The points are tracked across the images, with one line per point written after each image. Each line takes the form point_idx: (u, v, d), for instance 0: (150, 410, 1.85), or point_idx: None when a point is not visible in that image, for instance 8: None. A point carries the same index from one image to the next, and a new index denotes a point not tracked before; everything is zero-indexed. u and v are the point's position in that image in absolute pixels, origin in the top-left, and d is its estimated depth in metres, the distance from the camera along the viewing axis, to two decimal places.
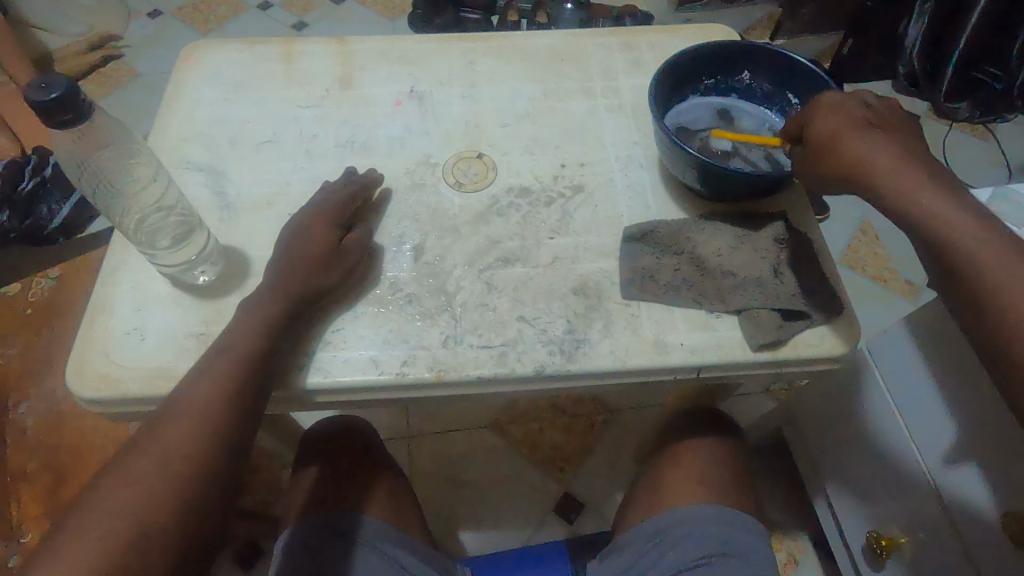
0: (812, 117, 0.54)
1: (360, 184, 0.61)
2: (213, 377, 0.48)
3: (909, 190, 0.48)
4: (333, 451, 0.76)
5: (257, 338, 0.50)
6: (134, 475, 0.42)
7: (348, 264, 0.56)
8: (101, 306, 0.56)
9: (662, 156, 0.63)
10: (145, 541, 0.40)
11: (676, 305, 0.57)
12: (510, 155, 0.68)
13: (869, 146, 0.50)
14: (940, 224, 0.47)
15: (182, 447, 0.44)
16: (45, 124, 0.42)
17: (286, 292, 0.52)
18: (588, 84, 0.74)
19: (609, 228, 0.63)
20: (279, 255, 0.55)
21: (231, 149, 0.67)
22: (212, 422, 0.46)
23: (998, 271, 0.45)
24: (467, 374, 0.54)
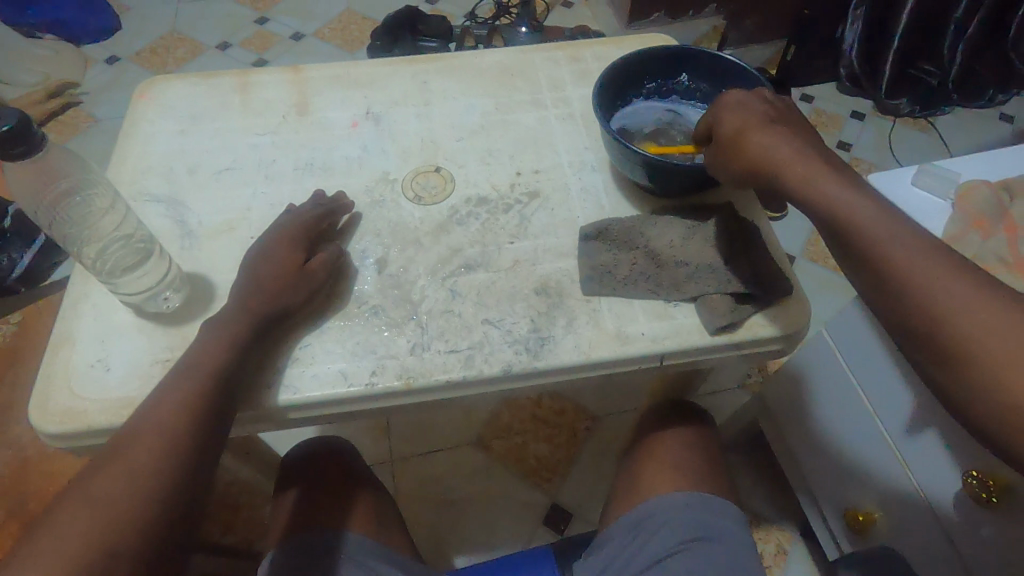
0: (718, 119, 0.58)
1: (330, 208, 0.62)
2: (177, 394, 0.48)
3: (806, 177, 0.51)
4: (312, 472, 0.75)
5: (224, 353, 0.51)
6: (97, 495, 0.43)
7: (313, 284, 0.57)
8: (64, 341, 0.56)
9: (610, 157, 0.65)
10: (111, 560, 0.41)
11: (635, 297, 0.59)
12: (466, 167, 0.70)
13: (769, 139, 0.54)
14: (836, 209, 0.50)
15: (146, 464, 0.45)
16: None
17: (252, 311, 0.53)
18: (537, 96, 0.77)
19: (567, 230, 0.65)
20: (246, 275, 0.56)
21: (189, 179, 0.68)
22: (176, 438, 0.46)
23: (892, 251, 0.47)
24: (435, 379, 0.55)
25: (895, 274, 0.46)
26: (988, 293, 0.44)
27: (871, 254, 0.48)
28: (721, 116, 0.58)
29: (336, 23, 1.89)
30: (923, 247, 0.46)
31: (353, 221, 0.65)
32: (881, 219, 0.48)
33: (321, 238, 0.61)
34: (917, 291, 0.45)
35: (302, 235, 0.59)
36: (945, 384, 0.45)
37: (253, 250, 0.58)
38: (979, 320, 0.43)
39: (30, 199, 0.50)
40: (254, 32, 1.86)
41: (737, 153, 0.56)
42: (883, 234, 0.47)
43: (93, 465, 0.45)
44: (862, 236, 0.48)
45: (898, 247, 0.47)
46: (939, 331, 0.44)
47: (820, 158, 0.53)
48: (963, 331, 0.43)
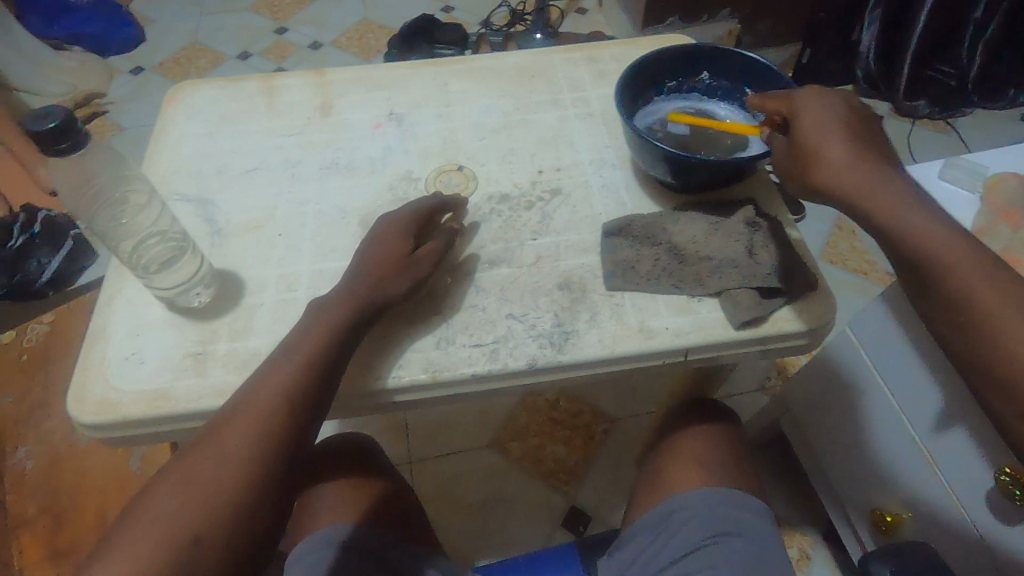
0: (798, 130, 0.56)
1: (440, 199, 0.63)
2: (276, 384, 0.50)
3: (890, 208, 0.51)
4: (340, 466, 0.76)
5: (325, 344, 0.52)
6: (194, 479, 0.45)
7: (420, 273, 0.58)
8: (99, 335, 0.57)
9: (635, 155, 0.66)
10: (193, 548, 0.43)
11: (657, 292, 0.60)
12: (488, 166, 0.71)
13: (847, 164, 0.53)
14: (917, 239, 0.51)
15: (240, 453, 0.47)
16: (43, 152, 0.43)
17: (357, 301, 0.54)
18: (557, 96, 0.78)
19: (589, 226, 0.65)
20: (364, 261, 0.58)
21: (218, 179, 0.69)
22: (272, 429, 0.48)
23: (973, 287, 0.49)
24: (461, 372, 0.56)
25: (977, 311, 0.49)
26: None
27: (949, 289, 0.50)
28: (803, 126, 0.55)
29: (353, 33, 1.92)
30: (998, 283, 0.49)
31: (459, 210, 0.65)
32: (961, 253, 0.50)
33: (432, 226, 0.62)
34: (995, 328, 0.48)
35: (412, 223, 0.60)
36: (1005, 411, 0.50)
37: (372, 234, 0.60)
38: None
39: (75, 195, 0.52)
40: (273, 42, 1.90)
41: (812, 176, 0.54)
42: (962, 269, 0.50)
43: (199, 441, 0.48)
44: (942, 269, 0.50)
45: (979, 284, 0.49)
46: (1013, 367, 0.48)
47: (901, 183, 0.52)
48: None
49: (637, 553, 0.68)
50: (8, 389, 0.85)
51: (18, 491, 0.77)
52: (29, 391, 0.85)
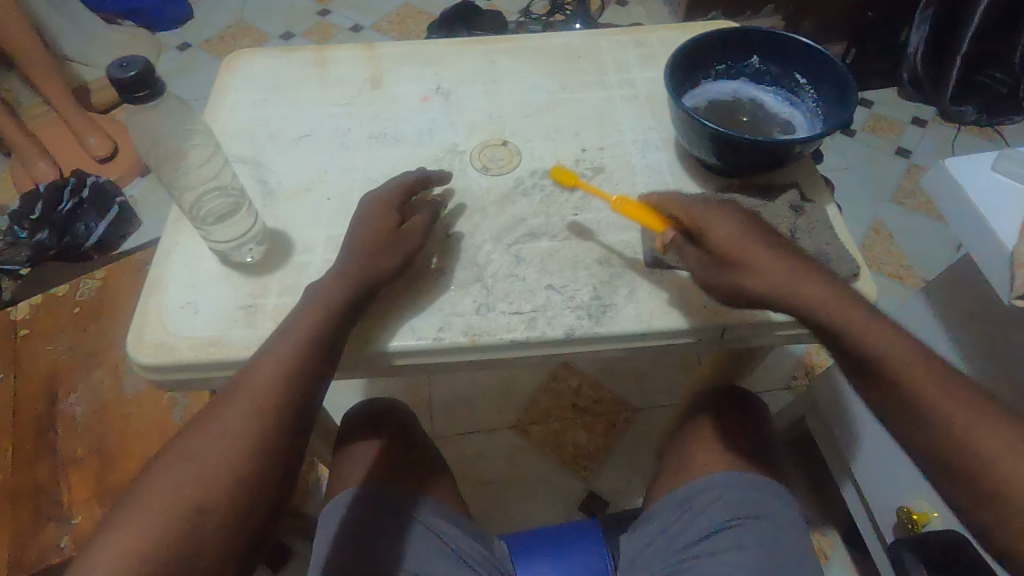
0: (704, 225, 0.52)
1: (424, 174, 0.64)
2: (274, 359, 0.51)
3: (823, 305, 0.48)
4: (376, 428, 0.78)
5: (319, 319, 0.53)
6: (193, 455, 0.47)
7: (413, 243, 0.59)
8: (156, 283, 0.60)
9: (683, 136, 0.65)
10: (198, 516, 0.45)
11: None
12: (532, 142, 0.72)
13: (767, 262, 0.49)
14: (854, 332, 0.48)
15: (237, 428, 0.48)
16: (122, 100, 0.46)
17: (353, 277, 0.55)
18: (603, 77, 0.78)
19: (631, 204, 0.66)
20: (350, 237, 0.58)
21: (271, 143, 0.72)
22: (269, 406, 0.49)
23: (914, 377, 0.46)
24: (499, 338, 0.57)
25: (928, 402, 0.46)
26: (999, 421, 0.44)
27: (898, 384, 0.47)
28: (699, 220, 0.52)
29: (394, 17, 1.95)
30: (933, 370, 0.47)
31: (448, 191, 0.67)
32: (897, 340, 0.47)
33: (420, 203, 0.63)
34: (944, 415, 0.45)
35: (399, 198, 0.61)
36: (967, 502, 0.45)
37: (354, 217, 0.60)
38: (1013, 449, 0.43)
39: (152, 145, 0.57)
40: (316, 24, 1.93)
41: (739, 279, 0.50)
42: (904, 361, 0.47)
43: (199, 420, 0.50)
44: (887, 363, 0.47)
45: (920, 370, 0.46)
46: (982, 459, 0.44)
47: (820, 275, 0.49)
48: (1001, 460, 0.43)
49: (656, 531, 0.69)
50: (62, 338, 0.89)
51: (68, 434, 0.81)
52: (81, 341, 0.88)
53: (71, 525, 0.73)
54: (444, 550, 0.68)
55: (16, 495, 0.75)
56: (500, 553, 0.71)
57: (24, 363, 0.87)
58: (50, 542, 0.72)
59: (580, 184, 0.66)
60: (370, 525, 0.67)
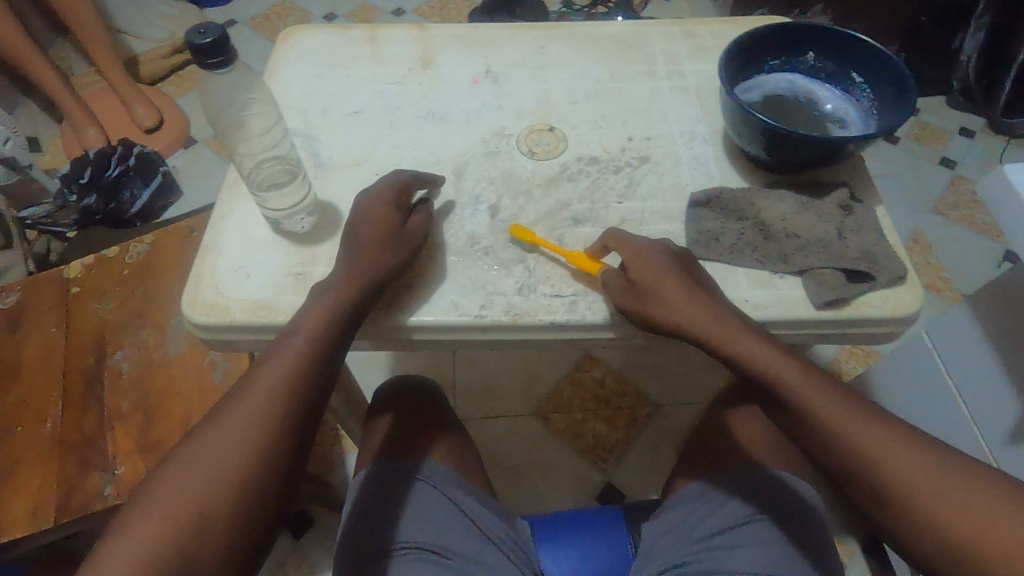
0: (644, 279, 0.56)
1: (420, 175, 0.63)
2: (280, 363, 0.53)
3: (753, 361, 0.53)
4: (399, 401, 0.78)
5: (323, 324, 0.54)
6: (203, 460, 0.50)
7: (414, 242, 0.59)
8: (210, 247, 0.62)
9: (734, 129, 0.65)
10: (201, 521, 0.47)
11: (740, 265, 0.60)
12: (578, 129, 0.72)
13: (698, 322, 0.54)
14: (783, 386, 0.52)
15: (244, 432, 0.50)
16: (196, 65, 0.48)
17: (356, 279, 0.55)
18: (652, 68, 0.78)
19: (675, 195, 0.66)
20: (351, 236, 0.58)
21: (323, 117, 0.73)
22: (274, 411, 0.51)
23: (840, 421, 0.51)
24: (540, 319, 0.58)
25: (854, 442, 0.50)
26: (912, 452, 0.49)
27: (828, 431, 0.51)
28: (641, 277, 0.56)
29: (437, 3, 1.95)
30: (854, 412, 0.51)
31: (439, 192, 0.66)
32: (818, 387, 0.52)
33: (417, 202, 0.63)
34: (871, 454, 0.49)
35: (401, 197, 0.60)
36: (897, 531, 0.49)
37: (352, 216, 0.60)
38: (929, 477, 0.48)
39: (216, 109, 0.58)
40: (359, 6, 1.95)
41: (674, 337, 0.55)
42: (828, 406, 0.51)
43: (205, 424, 0.52)
44: (814, 411, 0.51)
45: (845, 413, 0.51)
46: (908, 491, 0.48)
47: (747, 329, 0.54)
48: (921, 489, 0.48)
49: (671, 521, 0.69)
50: (111, 297, 0.92)
51: (113, 389, 0.84)
52: (129, 301, 0.92)
53: (115, 476, 0.77)
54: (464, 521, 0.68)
55: (64, 443, 0.79)
56: (522, 533, 0.71)
57: (75, 318, 0.90)
58: (95, 490, 0.76)
59: (538, 242, 0.62)
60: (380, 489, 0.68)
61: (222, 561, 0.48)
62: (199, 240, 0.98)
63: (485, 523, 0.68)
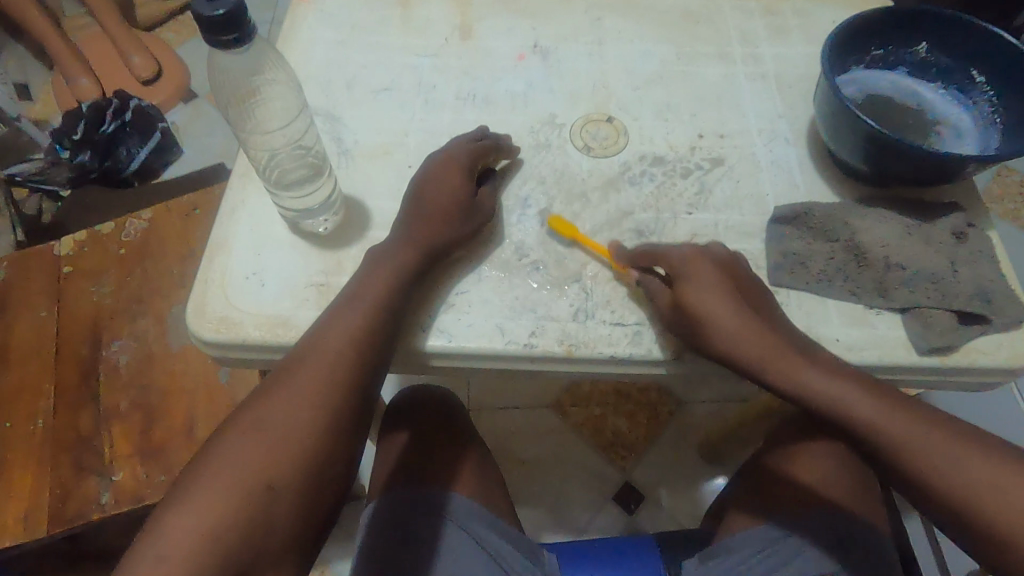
0: (672, 258, 0.51)
1: (497, 144, 0.58)
2: (344, 328, 0.47)
3: (755, 346, 0.48)
4: (416, 417, 0.70)
5: (389, 289, 0.49)
6: (255, 426, 0.43)
7: (482, 217, 0.54)
8: (219, 247, 0.54)
9: (828, 132, 0.56)
10: (270, 492, 0.41)
11: (830, 296, 0.52)
12: (641, 120, 0.63)
13: (732, 314, 0.48)
14: (785, 373, 0.47)
15: (304, 402, 0.44)
16: (207, 43, 0.39)
17: (422, 242, 0.51)
18: (725, 49, 0.67)
19: (754, 207, 0.57)
20: (409, 201, 0.54)
21: (347, 94, 0.64)
22: (340, 381, 0.45)
23: (844, 400, 0.46)
24: (599, 352, 0.50)
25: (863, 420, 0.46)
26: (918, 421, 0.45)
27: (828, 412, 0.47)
28: (667, 256, 0.51)
29: None
30: (856, 387, 0.46)
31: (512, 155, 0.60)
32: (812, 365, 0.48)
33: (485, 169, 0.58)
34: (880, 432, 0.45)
35: (472, 159, 0.56)
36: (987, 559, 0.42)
37: (413, 180, 0.56)
38: (942, 448, 0.43)
39: (226, 90, 0.47)
40: None
41: (705, 340, 0.48)
42: (830, 385, 0.47)
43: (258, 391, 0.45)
44: (816, 394, 0.47)
45: (844, 390, 0.46)
46: (917, 465, 0.44)
47: (746, 310, 0.49)
48: (935, 462, 0.43)
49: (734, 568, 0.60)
50: (107, 279, 0.84)
51: (109, 384, 0.77)
52: (126, 285, 0.84)
53: (112, 482, 0.71)
54: (481, 557, 0.58)
55: (56, 442, 0.73)
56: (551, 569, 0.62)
57: (67, 301, 0.82)
58: (90, 497, 0.70)
59: (578, 238, 0.55)
60: (393, 522, 0.59)
61: (291, 537, 0.42)
62: (202, 218, 0.89)
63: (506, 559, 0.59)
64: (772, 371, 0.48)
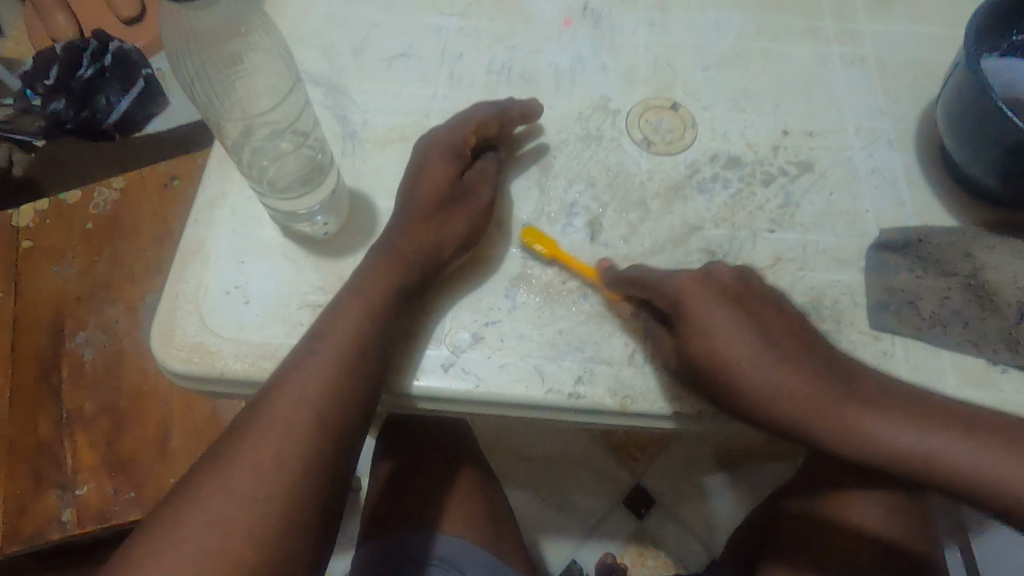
0: (667, 291, 0.41)
1: (500, 105, 0.47)
2: (304, 384, 0.37)
3: (707, 347, 0.39)
4: (407, 446, 0.59)
5: (367, 323, 0.39)
6: (187, 528, 0.33)
7: (481, 202, 0.45)
8: (193, 252, 0.44)
9: (956, 138, 0.45)
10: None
11: (943, 346, 0.43)
12: (713, 109, 0.51)
13: (750, 350, 0.39)
14: (821, 419, 0.37)
15: (252, 488, 0.34)
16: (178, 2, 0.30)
17: (414, 257, 0.42)
18: (817, 22, 0.55)
19: (850, 227, 0.47)
20: (403, 203, 0.45)
21: (354, 60, 0.52)
22: (301, 451, 0.35)
23: (890, 438, 0.36)
24: (661, 406, 0.41)
25: (912, 459, 0.35)
26: (914, 413, 0.36)
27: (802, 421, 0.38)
28: (662, 284, 0.41)
29: None
30: (821, 383, 0.38)
31: (533, 134, 0.50)
32: (763, 356, 0.39)
33: (485, 146, 0.47)
34: (875, 436, 0.36)
35: (464, 139, 0.45)
36: None
37: (405, 175, 0.46)
38: (1011, 468, 0.33)
39: (196, 57, 0.37)
40: None
41: (723, 384, 0.39)
42: (875, 423, 0.36)
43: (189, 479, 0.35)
44: (856, 437, 0.37)
45: (887, 426, 0.36)
46: (994, 496, 0.34)
47: (737, 324, 0.39)
48: (916, 447, 0.35)
49: None
50: (72, 260, 0.74)
51: (74, 382, 0.68)
52: (94, 267, 0.73)
53: (76, 497, 0.63)
54: None
55: (13, 449, 0.65)
56: None
57: (27, 283, 0.72)
58: (52, 514, 0.62)
59: (555, 253, 0.45)
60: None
61: None
62: (181, 192, 0.77)
63: None
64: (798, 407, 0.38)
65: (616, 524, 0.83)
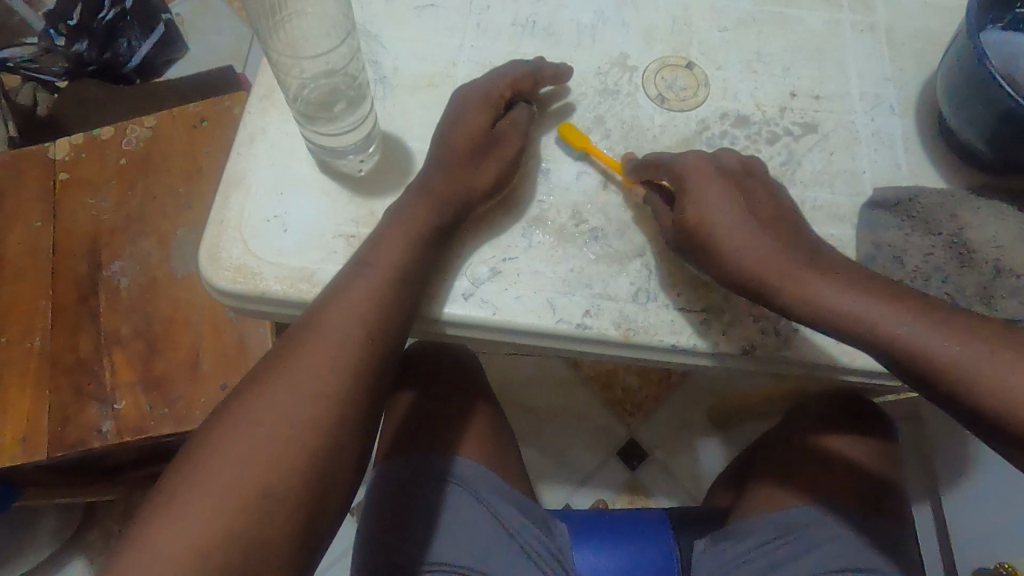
0: (676, 167, 0.46)
1: (535, 65, 0.50)
2: (348, 302, 0.41)
3: (692, 205, 0.44)
4: (421, 378, 0.63)
5: (404, 251, 0.43)
6: (249, 421, 0.37)
7: (508, 150, 0.48)
8: (237, 181, 0.48)
9: (952, 105, 0.47)
10: (265, 500, 0.36)
11: (923, 298, 0.46)
12: (726, 70, 0.54)
13: (732, 216, 0.44)
14: (775, 275, 0.42)
15: (296, 394, 0.38)
16: None
17: (442, 195, 0.45)
18: None
19: (846, 185, 0.50)
20: (437, 147, 0.48)
21: (387, 7, 0.54)
22: (345, 359, 0.40)
23: (829, 297, 0.40)
24: (662, 340, 0.45)
25: (850, 317, 0.39)
26: (895, 292, 0.39)
27: (809, 307, 0.40)
28: (678, 169, 0.46)
29: None
30: (780, 248, 0.43)
31: (561, 94, 0.52)
32: (741, 223, 0.44)
33: (518, 99, 0.50)
34: (827, 306, 0.40)
35: (499, 92, 0.49)
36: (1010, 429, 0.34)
37: (442, 122, 0.49)
38: (942, 342, 0.36)
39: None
40: None
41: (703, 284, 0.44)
42: (824, 288, 0.40)
43: (246, 383, 0.40)
44: (802, 296, 0.41)
45: (837, 288, 0.40)
46: (912, 356, 0.37)
47: (740, 208, 0.44)
48: (857, 310, 0.39)
49: (745, 551, 0.55)
50: (106, 193, 0.77)
51: (111, 307, 0.72)
52: (127, 201, 0.77)
53: (114, 411, 0.68)
54: (491, 523, 0.56)
55: (53, 364, 0.69)
56: (560, 539, 0.60)
57: (64, 212, 0.76)
58: (92, 425, 0.67)
59: (592, 150, 0.50)
60: (397, 488, 0.56)
61: (286, 524, 0.36)
62: (210, 132, 0.80)
63: (515, 527, 0.57)
64: (802, 292, 0.41)
65: (611, 472, 0.89)
